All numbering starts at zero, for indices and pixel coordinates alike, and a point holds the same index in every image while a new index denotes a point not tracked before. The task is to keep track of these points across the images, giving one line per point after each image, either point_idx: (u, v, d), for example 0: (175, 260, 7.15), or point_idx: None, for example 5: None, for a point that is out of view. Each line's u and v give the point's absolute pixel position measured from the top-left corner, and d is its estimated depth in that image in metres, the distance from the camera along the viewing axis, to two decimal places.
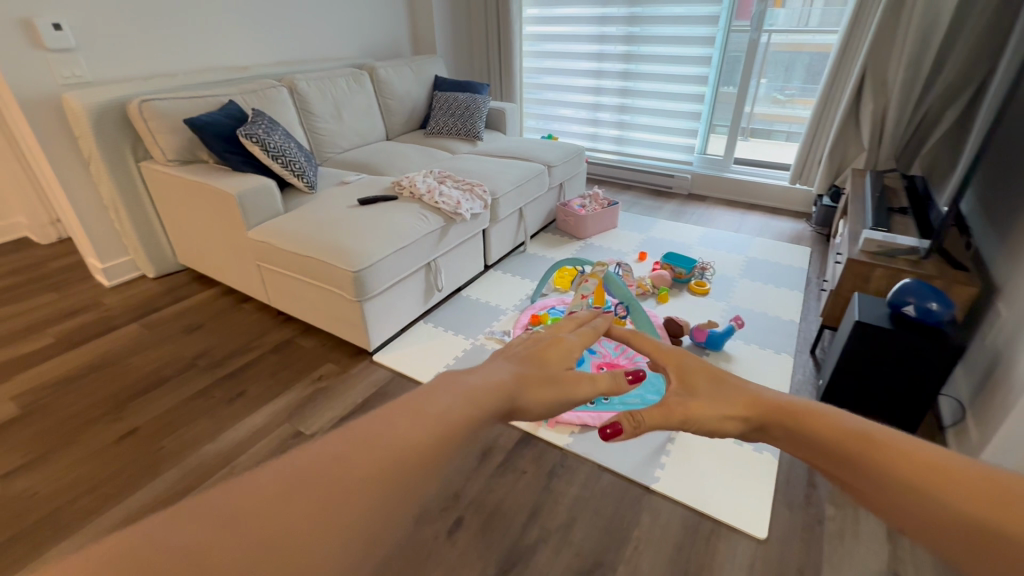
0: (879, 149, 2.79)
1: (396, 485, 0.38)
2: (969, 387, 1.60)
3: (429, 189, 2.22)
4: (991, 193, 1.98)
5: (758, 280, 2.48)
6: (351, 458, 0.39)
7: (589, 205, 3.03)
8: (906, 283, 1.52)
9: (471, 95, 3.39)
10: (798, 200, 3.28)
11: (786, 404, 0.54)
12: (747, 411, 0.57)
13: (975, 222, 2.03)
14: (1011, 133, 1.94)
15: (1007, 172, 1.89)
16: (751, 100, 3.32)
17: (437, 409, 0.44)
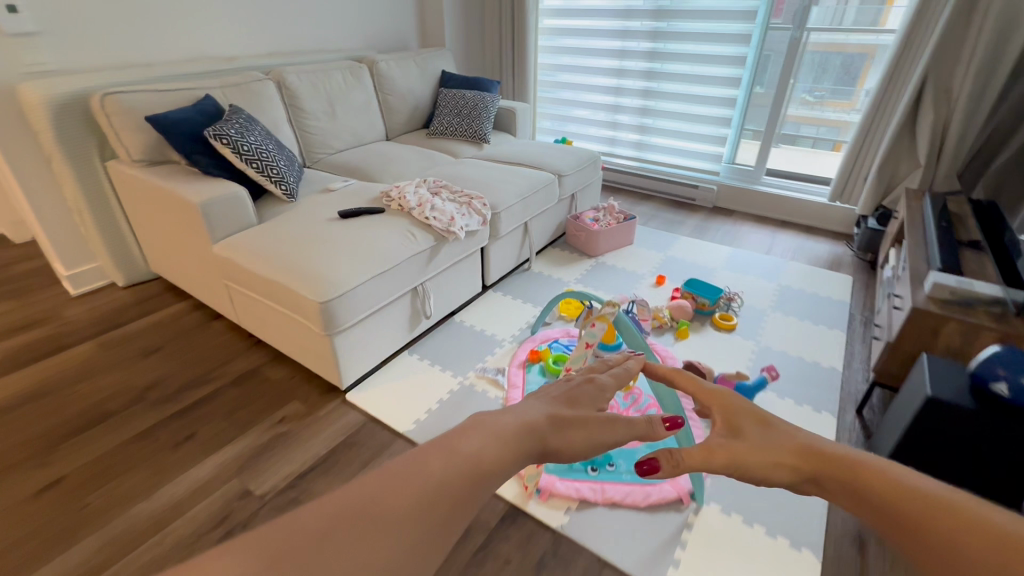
0: (938, 166, 2.44)
1: (422, 526, 0.39)
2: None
3: (420, 201, 1.95)
4: None
5: (793, 315, 2.17)
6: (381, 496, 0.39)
7: (603, 218, 2.74)
8: (993, 350, 1.21)
9: (479, 93, 3.12)
10: (838, 219, 2.94)
11: (842, 456, 0.46)
12: (796, 459, 0.48)
13: None
14: None
15: None
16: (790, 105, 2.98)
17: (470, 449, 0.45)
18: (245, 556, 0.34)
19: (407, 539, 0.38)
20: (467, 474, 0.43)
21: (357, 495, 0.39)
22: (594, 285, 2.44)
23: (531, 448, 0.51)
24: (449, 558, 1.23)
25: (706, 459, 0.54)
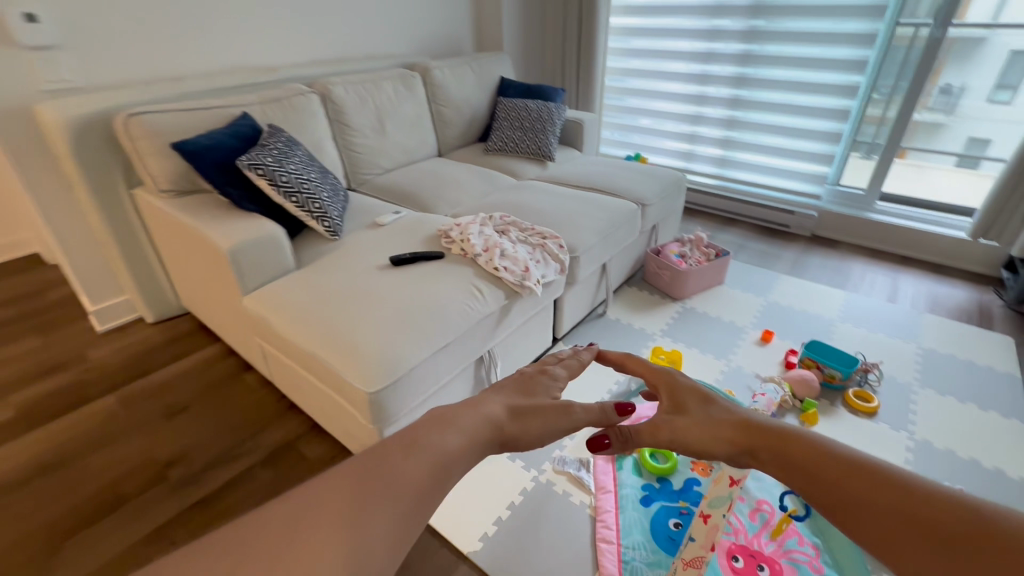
0: None
1: (387, 519, 0.43)
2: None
3: (487, 246, 1.62)
4: None
5: (952, 395, 1.71)
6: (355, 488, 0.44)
7: (691, 254, 2.33)
8: None
9: (543, 103, 2.75)
10: (978, 256, 2.43)
11: (772, 435, 0.60)
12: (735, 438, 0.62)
13: None
14: None
15: None
16: (916, 120, 2.49)
17: (431, 443, 0.50)
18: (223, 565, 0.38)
19: (367, 532, 0.41)
20: (430, 466, 0.47)
21: (318, 495, 0.43)
22: (684, 339, 2.04)
23: (493, 440, 0.57)
24: None
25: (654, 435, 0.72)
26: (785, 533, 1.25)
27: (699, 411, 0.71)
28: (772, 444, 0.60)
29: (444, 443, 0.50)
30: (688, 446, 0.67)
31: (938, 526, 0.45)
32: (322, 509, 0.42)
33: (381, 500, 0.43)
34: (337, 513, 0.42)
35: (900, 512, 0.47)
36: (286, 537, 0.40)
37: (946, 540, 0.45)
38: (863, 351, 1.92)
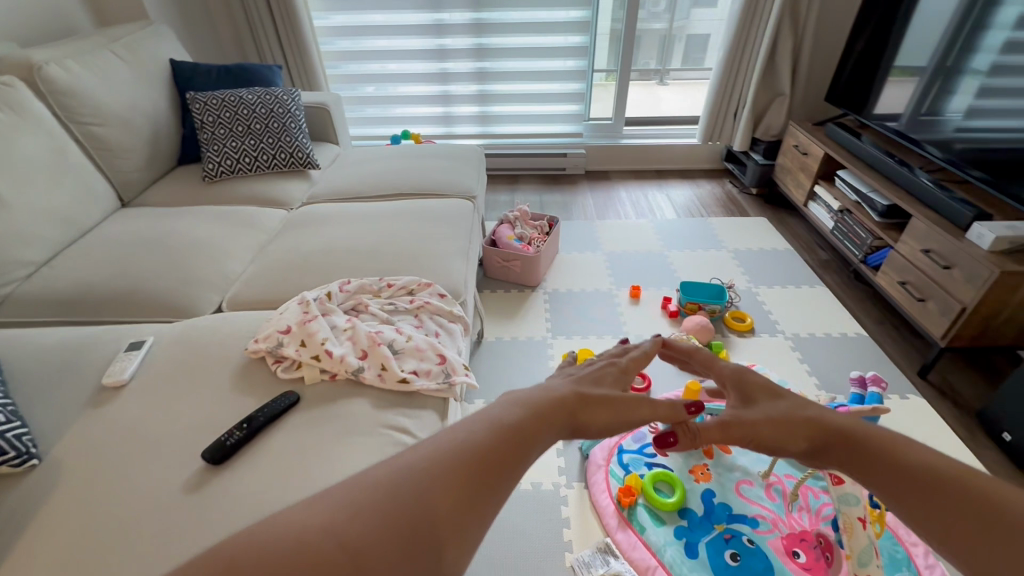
0: (797, 90, 2.50)
1: (451, 496, 0.49)
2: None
3: (363, 346, 1.01)
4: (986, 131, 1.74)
5: (777, 284, 2.02)
6: (446, 451, 0.52)
7: (525, 232, 2.10)
8: None
9: (265, 91, 1.96)
10: (706, 156, 2.93)
11: (852, 437, 0.67)
12: (811, 438, 0.71)
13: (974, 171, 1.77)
14: (1000, 62, 1.68)
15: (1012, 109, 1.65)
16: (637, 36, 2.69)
17: (509, 419, 0.58)
18: (319, 517, 0.45)
19: (441, 505, 0.48)
20: (514, 436, 0.56)
21: (400, 469, 0.50)
22: (572, 328, 1.85)
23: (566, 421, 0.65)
24: None
25: (725, 430, 0.77)
26: (803, 494, 1.25)
27: (771, 406, 0.78)
28: (853, 446, 0.67)
29: (521, 415, 0.59)
30: (764, 442, 0.74)
31: (959, 517, 0.56)
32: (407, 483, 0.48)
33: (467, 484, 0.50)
34: (423, 497, 0.48)
35: (981, 525, 0.55)
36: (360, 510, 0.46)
37: (977, 519, 0.55)
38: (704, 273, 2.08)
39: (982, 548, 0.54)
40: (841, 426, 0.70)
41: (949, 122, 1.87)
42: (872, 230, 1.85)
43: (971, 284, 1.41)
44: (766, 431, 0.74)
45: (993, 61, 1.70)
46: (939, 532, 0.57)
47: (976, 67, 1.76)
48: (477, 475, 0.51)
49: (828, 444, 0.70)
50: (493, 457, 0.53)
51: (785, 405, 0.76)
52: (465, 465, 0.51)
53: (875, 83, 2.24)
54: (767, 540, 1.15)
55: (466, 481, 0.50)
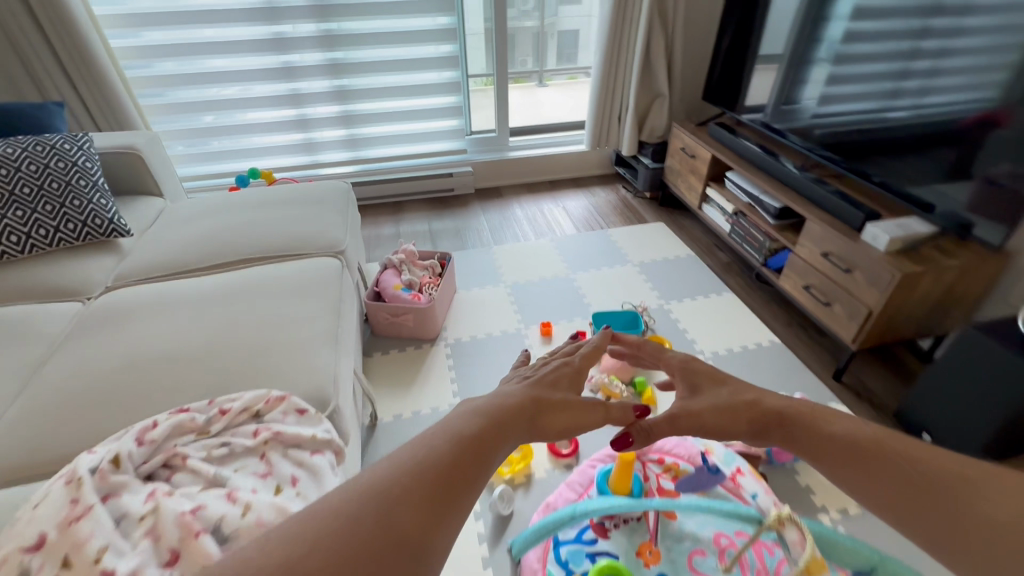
0: (674, 91, 2.47)
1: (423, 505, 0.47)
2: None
3: (172, 542, 0.68)
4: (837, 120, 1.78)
5: (687, 297, 1.93)
6: (408, 467, 0.49)
7: (413, 277, 1.81)
8: None
9: (34, 141, 1.46)
10: (595, 162, 2.84)
11: (789, 417, 0.81)
12: (754, 423, 0.83)
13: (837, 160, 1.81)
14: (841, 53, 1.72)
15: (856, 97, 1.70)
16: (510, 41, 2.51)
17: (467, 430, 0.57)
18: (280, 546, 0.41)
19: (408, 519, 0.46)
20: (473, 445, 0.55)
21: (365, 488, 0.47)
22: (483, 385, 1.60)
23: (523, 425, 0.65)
24: None
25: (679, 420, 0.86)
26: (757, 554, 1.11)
27: (715, 395, 0.89)
28: (791, 426, 0.80)
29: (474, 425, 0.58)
30: (714, 428, 0.85)
31: (887, 472, 0.69)
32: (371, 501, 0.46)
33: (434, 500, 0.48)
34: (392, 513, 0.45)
35: (901, 480, 0.68)
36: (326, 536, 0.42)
37: (903, 478, 0.68)
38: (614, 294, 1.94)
39: (907, 499, 0.66)
40: (781, 409, 0.82)
41: (806, 111, 1.91)
42: (767, 232, 1.82)
43: (874, 287, 1.39)
44: (721, 420, 0.86)
45: (838, 53, 1.74)
46: (870, 489, 0.70)
47: (824, 60, 1.80)
48: (445, 489, 0.49)
49: (770, 427, 0.82)
50: (454, 468, 0.51)
51: (727, 393, 0.88)
52: (433, 477, 0.50)
53: (739, 80, 2.26)
54: None
55: (430, 490, 0.48)
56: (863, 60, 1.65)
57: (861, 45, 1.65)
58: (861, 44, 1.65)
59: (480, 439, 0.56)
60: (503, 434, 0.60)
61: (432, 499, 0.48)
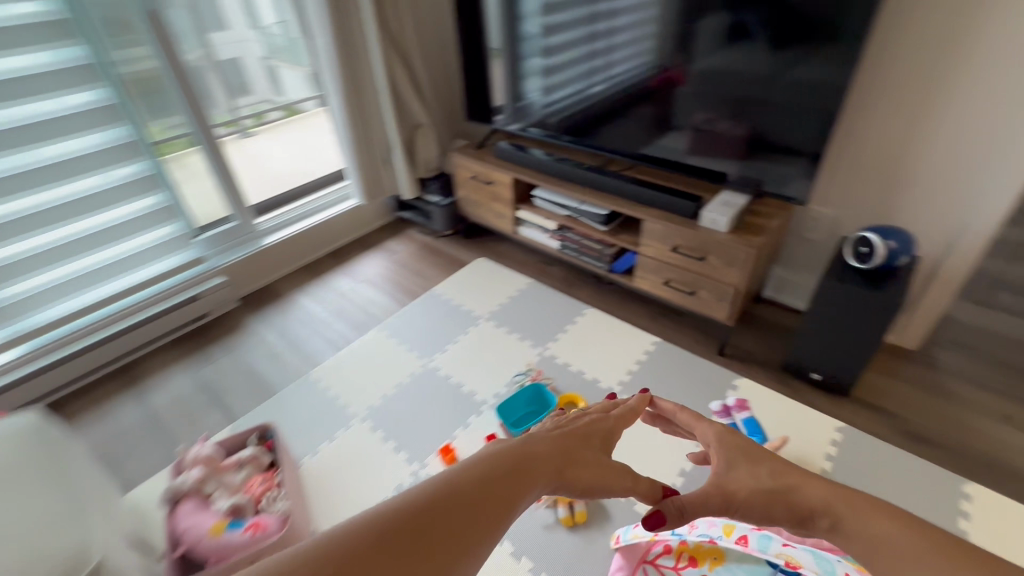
0: (433, 117, 2.23)
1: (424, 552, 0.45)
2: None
3: None
4: (571, 108, 1.87)
5: (558, 331, 1.78)
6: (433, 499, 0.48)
7: (233, 492, 1.16)
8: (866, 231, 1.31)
9: None
10: (374, 213, 2.42)
11: (833, 501, 0.59)
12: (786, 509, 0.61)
13: (595, 148, 1.89)
14: (541, 51, 1.82)
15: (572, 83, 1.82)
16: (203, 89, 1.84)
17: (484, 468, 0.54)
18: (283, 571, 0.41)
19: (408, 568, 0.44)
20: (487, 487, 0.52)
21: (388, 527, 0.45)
22: None
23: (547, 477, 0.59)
24: None
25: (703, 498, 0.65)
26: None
27: (750, 471, 0.66)
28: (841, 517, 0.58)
29: (500, 463, 0.55)
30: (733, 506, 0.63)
31: None
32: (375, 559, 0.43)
33: (434, 544, 0.46)
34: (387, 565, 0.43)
35: None
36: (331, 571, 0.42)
37: None
38: (491, 366, 1.65)
39: None
40: (822, 497, 0.61)
41: (541, 110, 1.96)
42: (603, 240, 1.77)
43: (732, 267, 1.45)
44: (750, 503, 0.63)
45: (545, 47, 1.80)
46: None
47: (533, 54, 1.85)
48: (448, 538, 0.47)
49: (810, 521, 0.60)
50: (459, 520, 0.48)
51: (769, 469, 0.65)
52: (443, 522, 0.47)
53: (477, 88, 2.10)
54: None
55: (438, 525, 0.47)
56: (560, 52, 1.78)
57: (550, 41, 1.78)
58: (551, 40, 1.77)
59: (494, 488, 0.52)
60: (525, 476, 0.56)
61: (432, 552, 0.45)
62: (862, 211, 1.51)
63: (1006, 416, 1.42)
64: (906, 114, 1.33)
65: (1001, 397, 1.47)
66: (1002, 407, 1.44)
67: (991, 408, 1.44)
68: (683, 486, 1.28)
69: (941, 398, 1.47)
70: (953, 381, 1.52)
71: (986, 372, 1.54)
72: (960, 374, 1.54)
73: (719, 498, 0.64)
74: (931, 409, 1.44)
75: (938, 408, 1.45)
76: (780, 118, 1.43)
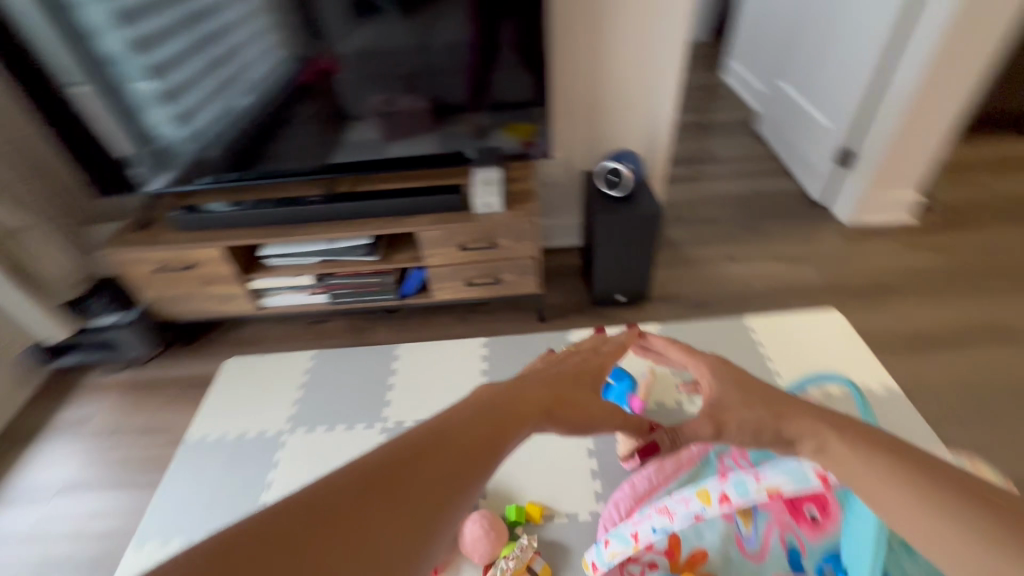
0: (35, 214, 1.45)
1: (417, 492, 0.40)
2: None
3: None
4: (234, 137, 1.43)
5: (383, 390, 1.46)
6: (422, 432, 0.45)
7: None
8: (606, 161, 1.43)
9: None
10: (8, 388, 1.51)
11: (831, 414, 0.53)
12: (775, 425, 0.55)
13: (296, 175, 1.51)
14: (146, 74, 1.32)
15: (212, 103, 1.37)
16: None
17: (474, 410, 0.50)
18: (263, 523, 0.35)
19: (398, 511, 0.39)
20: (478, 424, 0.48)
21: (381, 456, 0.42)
22: None
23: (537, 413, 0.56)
24: None
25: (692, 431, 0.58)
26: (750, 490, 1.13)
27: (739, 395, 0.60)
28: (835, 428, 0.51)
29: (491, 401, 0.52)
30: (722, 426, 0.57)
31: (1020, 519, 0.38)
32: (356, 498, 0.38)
33: (420, 486, 0.41)
34: (368, 513, 0.38)
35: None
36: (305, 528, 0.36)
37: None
38: None
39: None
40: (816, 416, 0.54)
41: (189, 151, 1.45)
42: (378, 270, 1.50)
43: (525, 240, 1.40)
44: (735, 426, 0.57)
45: (149, 64, 1.30)
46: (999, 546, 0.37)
47: (135, 77, 1.32)
48: (434, 477, 0.42)
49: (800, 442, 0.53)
50: (470, 437, 0.47)
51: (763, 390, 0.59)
52: (434, 455, 0.43)
53: (83, 151, 1.42)
54: (827, 543, 1.02)
55: (423, 448, 0.43)
56: (172, 68, 1.31)
57: (151, 57, 1.30)
58: (151, 57, 1.29)
59: (496, 410, 0.51)
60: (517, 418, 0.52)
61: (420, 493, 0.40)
62: (582, 144, 1.66)
63: (728, 255, 1.85)
64: (587, 47, 1.46)
65: (717, 244, 1.90)
66: (722, 250, 1.87)
67: (718, 255, 1.85)
68: (600, 464, 1.25)
69: (691, 264, 1.82)
70: (689, 248, 1.89)
71: (699, 231, 1.97)
72: (689, 241, 1.93)
73: (709, 423, 0.59)
74: (692, 277, 1.77)
75: (695, 273, 1.79)
76: (485, 77, 1.35)
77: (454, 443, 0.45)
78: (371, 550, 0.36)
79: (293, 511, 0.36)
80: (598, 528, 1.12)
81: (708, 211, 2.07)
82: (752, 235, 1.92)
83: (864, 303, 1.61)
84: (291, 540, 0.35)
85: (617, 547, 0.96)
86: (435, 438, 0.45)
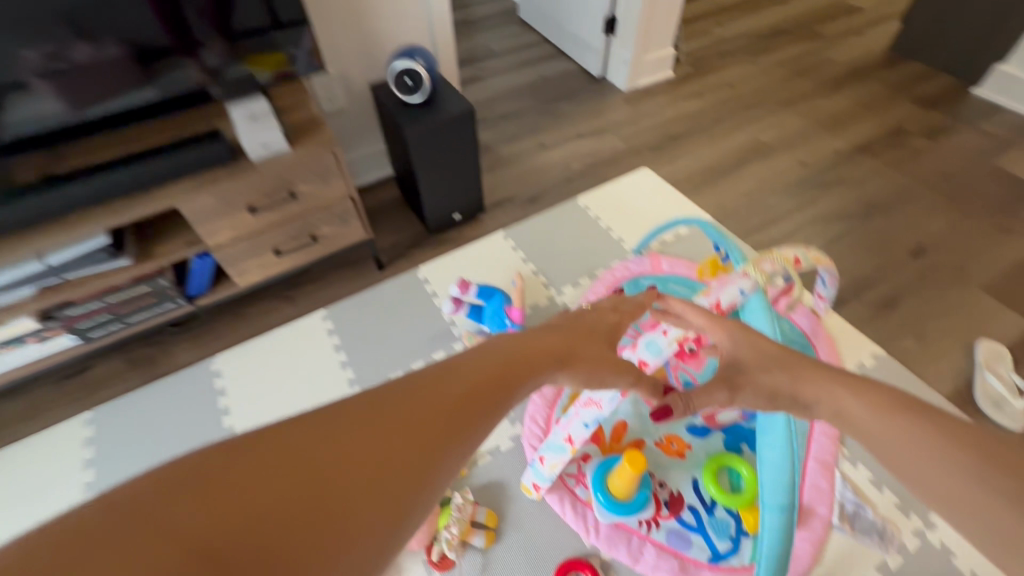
0: None
1: (443, 425, 0.36)
2: (374, 133, 1.61)
3: None
4: None
5: (219, 417, 1.17)
6: (439, 374, 0.41)
7: None
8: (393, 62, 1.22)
9: None
10: None
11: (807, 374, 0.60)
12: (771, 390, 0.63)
13: None
14: None
15: None
16: None
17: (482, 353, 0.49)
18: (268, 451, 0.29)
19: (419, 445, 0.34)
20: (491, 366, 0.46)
21: (390, 390, 0.37)
22: None
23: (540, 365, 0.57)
24: (900, 287, 1.31)
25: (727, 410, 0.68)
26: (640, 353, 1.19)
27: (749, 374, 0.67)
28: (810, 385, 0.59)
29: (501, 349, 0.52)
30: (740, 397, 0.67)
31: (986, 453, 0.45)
32: (370, 426, 0.33)
33: (440, 418, 0.36)
34: (391, 446, 0.33)
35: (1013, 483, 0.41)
36: (310, 453, 0.30)
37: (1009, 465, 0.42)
38: None
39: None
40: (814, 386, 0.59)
41: None
42: (139, 275, 1.09)
43: (334, 178, 1.15)
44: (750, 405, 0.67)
45: None
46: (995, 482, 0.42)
47: None
48: (452, 408, 0.38)
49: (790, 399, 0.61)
50: (409, 412, 0.36)
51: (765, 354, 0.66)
52: (452, 393, 0.40)
53: None
54: (708, 367, 1.15)
55: (439, 390, 0.39)
56: None
57: None
58: None
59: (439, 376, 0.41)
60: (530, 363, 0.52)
61: (441, 426, 0.36)
62: (355, 50, 1.39)
63: (540, 144, 1.82)
64: None
65: (526, 136, 1.85)
66: (532, 140, 1.83)
67: (531, 146, 1.81)
68: None
69: (511, 162, 1.76)
70: (502, 147, 1.81)
71: (505, 127, 1.89)
72: (499, 140, 1.84)
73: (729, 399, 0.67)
74: (516, 174, 1.71)
75: (517, 169, 1.73)
76: None
77: (467, 384, 0.42)
78: (247, 573, 0.24)
79: (129, 496, 0.26)
80: (524, 448, 1.06)
81: (505, 106, 2.00)
82: (554, 118, 1.92)
83: (663, 154, 1.75)
84: (223, 476, 0.27)
85: (553, 457, 0.92)
86: (360, 411, 0.34)
